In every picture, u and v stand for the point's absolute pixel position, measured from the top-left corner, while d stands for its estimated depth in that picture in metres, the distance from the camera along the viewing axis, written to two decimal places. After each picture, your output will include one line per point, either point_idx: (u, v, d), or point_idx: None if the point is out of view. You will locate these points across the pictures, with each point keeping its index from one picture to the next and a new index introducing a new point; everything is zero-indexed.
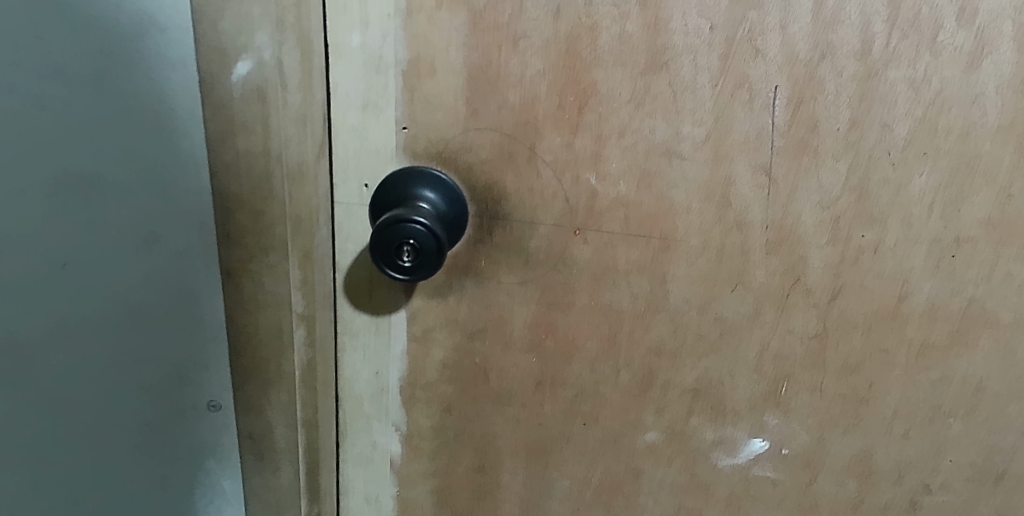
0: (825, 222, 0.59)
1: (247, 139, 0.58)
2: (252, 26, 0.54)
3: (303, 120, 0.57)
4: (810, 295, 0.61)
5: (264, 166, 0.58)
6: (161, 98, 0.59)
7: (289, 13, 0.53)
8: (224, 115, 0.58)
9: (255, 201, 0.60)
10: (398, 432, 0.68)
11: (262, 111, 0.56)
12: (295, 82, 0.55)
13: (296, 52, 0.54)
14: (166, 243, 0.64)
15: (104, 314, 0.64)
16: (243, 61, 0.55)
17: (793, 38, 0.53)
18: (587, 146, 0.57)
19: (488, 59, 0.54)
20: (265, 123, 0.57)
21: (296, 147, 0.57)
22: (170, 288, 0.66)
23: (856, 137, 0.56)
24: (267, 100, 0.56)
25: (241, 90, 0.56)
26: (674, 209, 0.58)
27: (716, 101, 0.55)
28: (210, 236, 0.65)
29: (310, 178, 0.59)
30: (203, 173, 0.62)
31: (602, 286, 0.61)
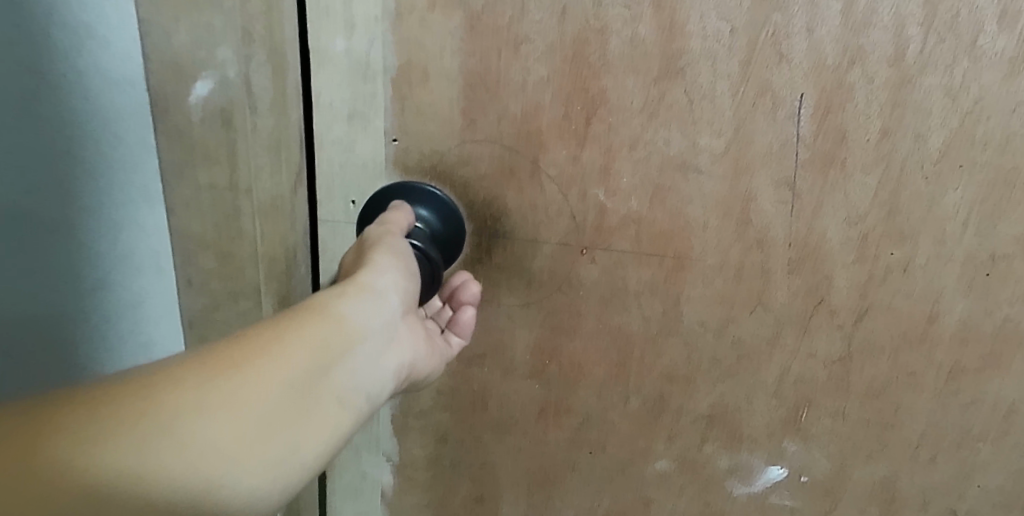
0: (853, 239, 0.55)
1: (210, 172, 0.52)
2: (214, 40, 0.47)
3: (276, 145, 0.51)
4: (834, 316, 0.57)
5: (232, 203, 0.52)
6: (112, 126, 0.51)
7: (258, 23, 0.47)
8: (184, 142, 0.51)
9: (221, 240, 0.54)
10: (389, 463, 0.65)
11: (227, 136, 0.50)
12: (267, 103, 0.50)
13: (267, 67, 0.49)
14: (122, 281, 0.56)
15: (37, 345, 0.56)
16: (203, 79, 0.49)
17: (820, 42, 0.49)
18: (595, 159, 0.52)
19: (488, 65, 0.49)
20: (231, 149, 0.51)
21: (269, 179, 0.52)
22: (125, 328, 0.58)
23: (887, 149, 0.52)
24: (234, 125, 0.50)
25: (201, 112, 0.50)
26: (689, 226, 0.54)
27: (736, 111, 0.50)
28: (171, 276, 0.57)
29: (287, 212, 0.54)
30: (161, 210, 0.54)
31: (611, 309, 0.57)
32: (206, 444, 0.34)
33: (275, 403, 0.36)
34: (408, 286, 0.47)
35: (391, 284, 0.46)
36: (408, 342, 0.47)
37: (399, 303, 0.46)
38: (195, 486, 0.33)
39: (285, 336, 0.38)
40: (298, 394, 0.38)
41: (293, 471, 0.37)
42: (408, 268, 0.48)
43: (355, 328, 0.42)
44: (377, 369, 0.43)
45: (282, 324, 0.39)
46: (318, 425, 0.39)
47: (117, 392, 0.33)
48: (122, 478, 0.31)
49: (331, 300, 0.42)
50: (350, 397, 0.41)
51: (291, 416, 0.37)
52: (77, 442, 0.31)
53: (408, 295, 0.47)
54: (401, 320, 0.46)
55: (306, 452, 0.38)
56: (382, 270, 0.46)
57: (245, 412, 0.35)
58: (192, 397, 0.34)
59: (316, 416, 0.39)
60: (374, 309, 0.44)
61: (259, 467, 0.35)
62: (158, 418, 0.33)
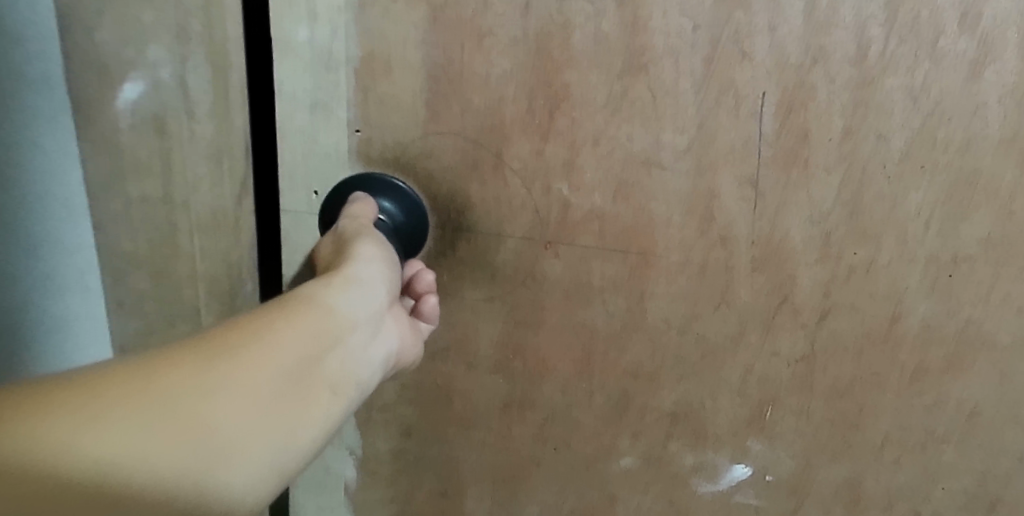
0: (816, 238, 0.55)
1: (142, 182, 0.55)
2: (143, 41, 0.50)
3: (218, 151, 0.53)
4: (798, 315, 0.57)
5: (166, 215, 0.56)
6: (47, 136, 0.53)
7: (194, 22, 0.49)
8: (111, 150, 0.54)
9: (153, 255, 0.58)
10: (353, 457, 0.65)
11: (160, 143, 0.53)
12: (204, 109, 0.52)
13: (203, 69, 0.51)
14: (48, 299, 0.57)
15: None
16: (133, 80, 0.52)
17: (783, 41, 0.49)
18: (559, 154, 0.52)
19: (451, 57, 0.49)
20: (165, 155, 0.54)
21: (208, 188, 0.54)
22: (54, 350, 0.58)
23: (850, 148, 0.52)
24: (167, 130, 0.53)
25: (130, 116, 0.53)
26: (653, 222, 0.54)
27: (700, 108, 0.51)
28: (91, 287, 0.59)
29: (233, 227, 0.55)
30: (84, 224, 0.57)
31: (575, 304, 0.57)
32: (209, 430, 0.32)
33: (275, 389, 0.36)
34: (391, 277, 0.47)
35: (377, 275, 0.46)
36: (395, 333, 0.47)
37: (386, 292, 0.46)
38: (198, 475, 0.32)
39: (279, 322, 0.38)
40: (297, 378, 0.37)
41: (294, 460, 0.36)
42: (390, 259, 0.48)
43: (346, 317, 0.42)
44: (368, 359, 0.43)
45: (274, 311, 0.39)
46: (316, 411, 0.38)
47: (108, 379, 0.31)
48: (128, 467, 0.29)
49: (320, 290, 0.42)
50: (344, 384, 0.40)
51: (291, 399, 0.36)
52: (79, 424, 0.29)
53: (392, 286, 0.47)
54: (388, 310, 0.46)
55: (305, 441, 0.37)
56: (365, 261, 0.46)
57: (246, 397, 0.34)
58: (189, 382, 0.33)
59: (314, 402, 0.38)
60: (362, 299, 0.44)
61: (261, 455, 0.34)
62: (155, 404, 0.31)
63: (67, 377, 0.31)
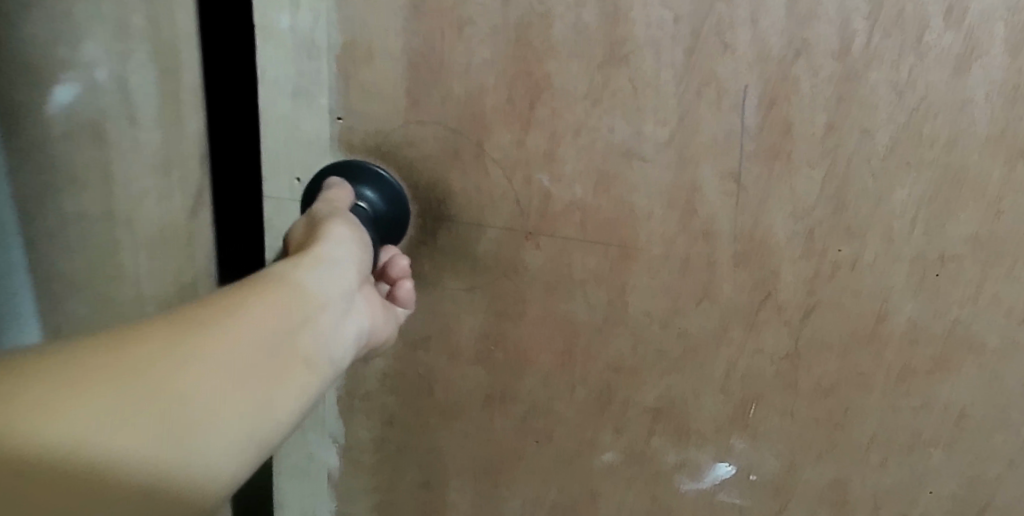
0: (799, 234, 0.54)
1: (80, 197, 0.57)
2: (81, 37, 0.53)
3: (167, 151, 0.58)
4: (781, 312, 0.57)
5: (107, 230, 0.59)
6: None
7: (139, 16, 0.53)
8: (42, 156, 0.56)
9: (96, 272, 0.60)
10: (336, 445, 0.65)
11: (100, 153, 0.56)
12: (152, 112, 0.56)
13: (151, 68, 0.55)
14: None
15: None
16: (65, 83, 0.54)
17: (765, 33, 0.49)
18: (539, 144, 0.52)
19: (432, 46, 0.49)
20: (104, 167, 0.57)
21: (155, 201, 0.59)
22: None
23: (833, 143, 0.52)
24: (106, 138, 0.56)
25: (66, 118, 0.55)
26: (634, 215, 0.54)
27: (681, 100, 0.50)
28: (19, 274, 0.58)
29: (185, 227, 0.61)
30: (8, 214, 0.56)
31: (556, 296, 0.57)
32: (178, 410, 0.32)
33: (250, 364, 0.36)
34: (364, 255, 0.48)
35: (349, 254, 0.46)
36: (366, 311, 0.47)
37: (358, 272, 0.46)
38: (169, 455, 0.32)
39: (251, 300, 0.38)
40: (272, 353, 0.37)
41: (273, 431, 0.37)
42: (362, 239, 0.48)
43: (318, 297, 0.42)
44: (342, 335, 0.44)
45: (246, 290, 0.39)
46: (295, 384, 0.39)
47: (75, 359, 0.31)
48: (107, 446, 0.30)
49: (291, 269, 0.42)
50: (321, 359, 0.41)
51: (268, 372, 0.37)
52: (53, 406, 0.29)
53: (363, 266, 0.48)
54: (360, 288, 0.47)
55: (278, 420, 0.37)
56: (336, 239, 0.46)
57: (216, 378, 0.34)
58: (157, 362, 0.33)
59: (292, 376, 0.38)
60: (335, 277, 0.44)
61: (234, 433, 0.35)
62: (124, 384, 0.31)
63: (31, 358, 0.30)
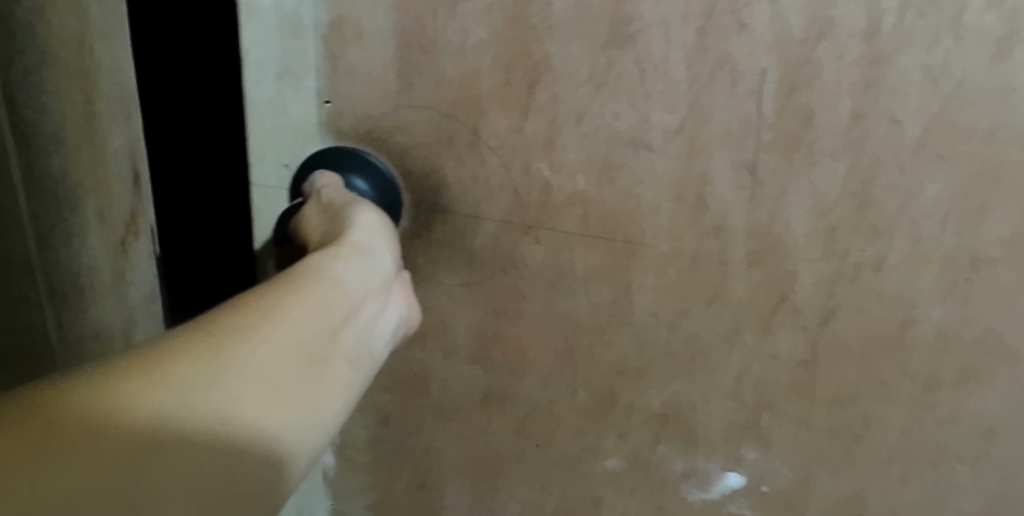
0: (819, 232, 0.50)
1: None
2: None
3: None
4: (798, 315, 0.53)
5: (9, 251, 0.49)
6: None
7: None
8: None
9: None
10: (330, 444, 0.62)
11: None
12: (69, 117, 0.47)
13: None
14: None
15: None
16: None
17: (785, 11, 0.45)
18: (539, 131, 0.48)
19: (423, 24, 0.46)
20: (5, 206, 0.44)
21: None
22: None
23: (858, 133, 0.47)
24: None
25: None
26: (640, 208, 0.50)
27: (691, 84, 0.47)
28: None
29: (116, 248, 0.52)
30: None
31: (557, 294, 0.53)
32: (229, 425, 0.28)
33: (297, 363, 0.32)
34: (393, 246, 0.44)
35: (379, 244, 0.43)
36: (403, 304, 0.43)
37: (390, 259, 0.43)
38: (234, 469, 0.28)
39: (287, 297, 0.34)
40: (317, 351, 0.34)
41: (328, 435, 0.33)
42: (387, 226, 0.45)
43: (355, 290, 0.38)
44: (383, 329, 0.40)
45: (279, 288, 0.35)
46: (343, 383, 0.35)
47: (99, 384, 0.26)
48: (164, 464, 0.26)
49: (322, 263, 0.38)
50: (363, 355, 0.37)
51: (316, 371, 0.33)
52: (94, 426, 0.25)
53: (394, 255, 0.44)
54: (395, 280, 0.43)
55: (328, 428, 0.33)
56: (363, 230, 0.43)
57: (260, 383, 0.30)
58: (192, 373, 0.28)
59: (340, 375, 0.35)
60: (368, 268, 0.40)
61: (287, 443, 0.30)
62: (161, 403, 0.27)
63: (46, 390, 0.26)
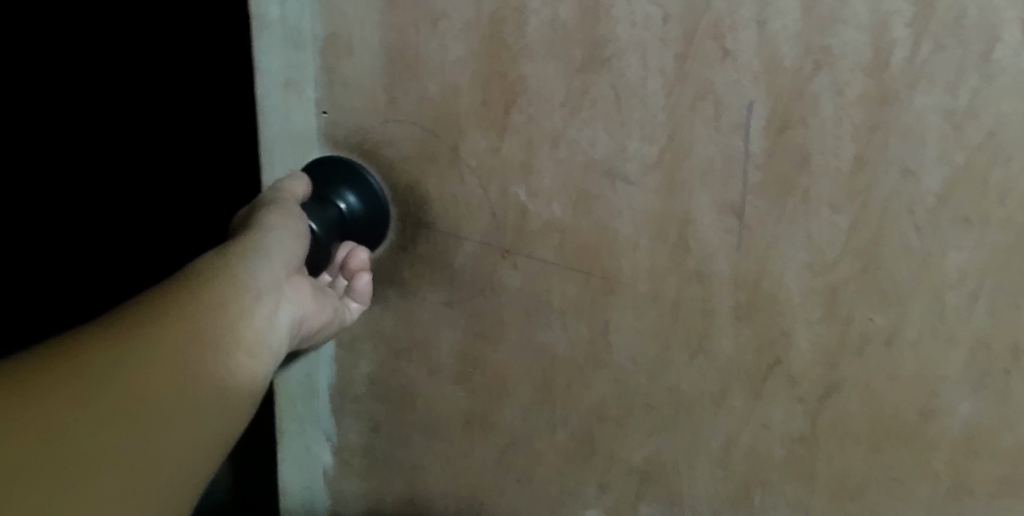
0: (818, 291, 0.44)
1: None
2: None
3: None
4: (795, 385, 0.47)
5: None
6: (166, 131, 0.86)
7: None
8: None
9: None
10: (330, 443, 0.63)
11: None
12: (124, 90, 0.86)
13: None
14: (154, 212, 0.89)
15: None
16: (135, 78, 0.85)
17: (774, 39, 0.40)
18: (515, 153, 0.47)
19: (406, 40, 0.47)
20: None
21: None
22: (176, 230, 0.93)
23: (864, 182, 0.41)
24: None
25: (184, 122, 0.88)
26: (617, 243, 0.47)
27: (671, 114, 0.43)
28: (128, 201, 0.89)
29: None
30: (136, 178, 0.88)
31: (534, 324, 0.51)
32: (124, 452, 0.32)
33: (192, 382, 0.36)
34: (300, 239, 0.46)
35: (287, 242, 0.45)
36: (309, 297, 0.46)
37: (296, 255, 0.45)
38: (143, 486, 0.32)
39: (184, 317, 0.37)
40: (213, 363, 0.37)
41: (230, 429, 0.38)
42: (298, 224, 0.46)
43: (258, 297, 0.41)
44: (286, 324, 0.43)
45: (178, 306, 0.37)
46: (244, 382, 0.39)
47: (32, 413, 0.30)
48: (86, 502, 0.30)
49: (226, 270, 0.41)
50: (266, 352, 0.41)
51: (211, 381, 0.37)
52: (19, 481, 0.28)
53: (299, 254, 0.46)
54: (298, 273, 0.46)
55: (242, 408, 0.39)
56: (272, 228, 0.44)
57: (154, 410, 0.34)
58: (115, 396, 0.33)
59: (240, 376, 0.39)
60: (271, 269, 0.43)
61: (208, 444, 0.36)
62: (82, 443, 0.31)
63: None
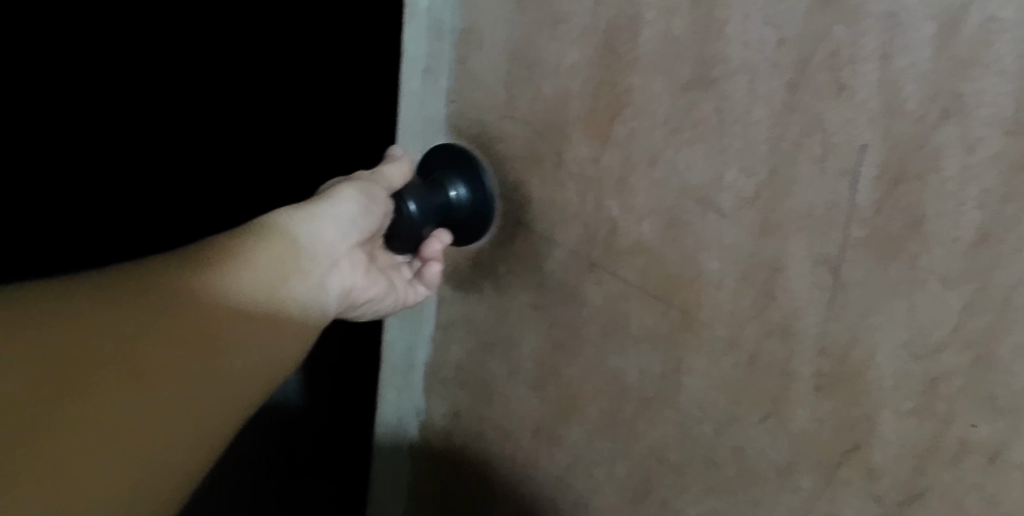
0: (913, 381, 0.37)
1: None
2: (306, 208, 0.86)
3: None
4: (872, 482, 0.40)
5: None
6: None
7: None
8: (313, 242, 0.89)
9: None
10: (419, 419, 0.66)
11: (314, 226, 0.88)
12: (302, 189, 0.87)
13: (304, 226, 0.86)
14: None
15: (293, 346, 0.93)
16: None
17: (899, 78, 0.35)
18: (613, 167, 0.46)
19: (531, 41, 0.48)
20: None
21: None
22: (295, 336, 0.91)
23: (991, 260, 0.34)
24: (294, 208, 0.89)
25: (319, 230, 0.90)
26: (702, 279, 0.44)
27: (773, 147, 0.39)
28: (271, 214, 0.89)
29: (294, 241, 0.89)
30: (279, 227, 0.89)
31: (610, 347, 0.50)
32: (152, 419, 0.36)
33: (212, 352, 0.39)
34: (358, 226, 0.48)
35: (339, 228, 0.47)
36: (356, 280, 0.49)
37: (347, 241, 0.48)
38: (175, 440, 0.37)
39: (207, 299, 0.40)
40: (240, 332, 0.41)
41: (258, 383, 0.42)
42: (368, 204, 0.49)
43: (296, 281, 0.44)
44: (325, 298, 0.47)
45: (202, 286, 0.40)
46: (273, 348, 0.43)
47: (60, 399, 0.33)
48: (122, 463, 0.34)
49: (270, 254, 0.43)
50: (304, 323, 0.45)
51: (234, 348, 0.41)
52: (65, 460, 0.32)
53: (367, 228, 0.49)
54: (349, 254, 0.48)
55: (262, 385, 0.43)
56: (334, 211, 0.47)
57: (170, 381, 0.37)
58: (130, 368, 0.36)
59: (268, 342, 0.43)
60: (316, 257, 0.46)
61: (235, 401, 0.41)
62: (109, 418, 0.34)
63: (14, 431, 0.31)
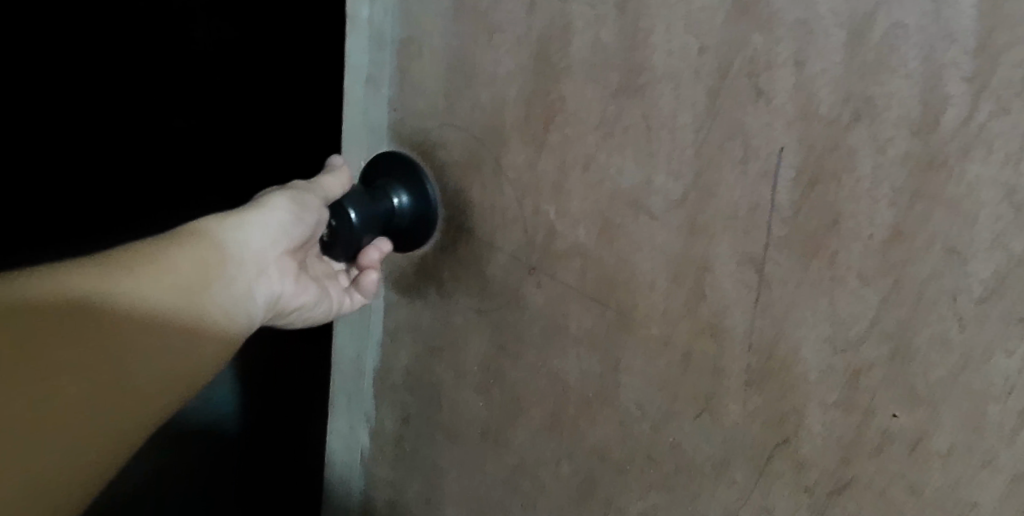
0: (835, 374, 0.39)
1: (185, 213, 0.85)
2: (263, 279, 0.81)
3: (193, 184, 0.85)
4: (801, 473, 0.41)
5: None
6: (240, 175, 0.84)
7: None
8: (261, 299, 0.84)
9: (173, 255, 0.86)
10: (369, 425, 0.66)
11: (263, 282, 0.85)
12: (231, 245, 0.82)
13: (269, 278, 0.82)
14: None
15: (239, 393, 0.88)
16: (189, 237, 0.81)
17: (812, 83, 0.36)
18: (549, 172, 0.47)
19: (469, 50, 0.49)
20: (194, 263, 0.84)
21: None
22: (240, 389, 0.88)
23: (903, 256, 0.35)
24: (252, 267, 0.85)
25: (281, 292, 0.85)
26: (636, 279, 0.45)
27: (699, 150, 0.41)
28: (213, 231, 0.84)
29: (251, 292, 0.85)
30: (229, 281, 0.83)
31: (551, 349, 0.51)
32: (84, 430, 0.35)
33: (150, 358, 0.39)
34: (291, 233, 0.49)
35: (273, 232, 0.48)
36: (289, 286, 0.49)
37: (280, 247, 0.48)
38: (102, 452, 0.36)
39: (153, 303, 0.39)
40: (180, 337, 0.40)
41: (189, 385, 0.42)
42: (301, 213, 0.49)
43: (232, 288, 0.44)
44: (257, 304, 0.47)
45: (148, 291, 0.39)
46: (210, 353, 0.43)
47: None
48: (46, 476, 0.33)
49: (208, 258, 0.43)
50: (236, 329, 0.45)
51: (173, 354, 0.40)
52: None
53: (299, 236, 0.50)
54: (282, 261, 0.49)
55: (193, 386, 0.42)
56: (268, 216, 0.47)
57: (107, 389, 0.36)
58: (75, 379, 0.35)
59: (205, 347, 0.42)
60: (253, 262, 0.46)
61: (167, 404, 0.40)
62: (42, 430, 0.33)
63: None
